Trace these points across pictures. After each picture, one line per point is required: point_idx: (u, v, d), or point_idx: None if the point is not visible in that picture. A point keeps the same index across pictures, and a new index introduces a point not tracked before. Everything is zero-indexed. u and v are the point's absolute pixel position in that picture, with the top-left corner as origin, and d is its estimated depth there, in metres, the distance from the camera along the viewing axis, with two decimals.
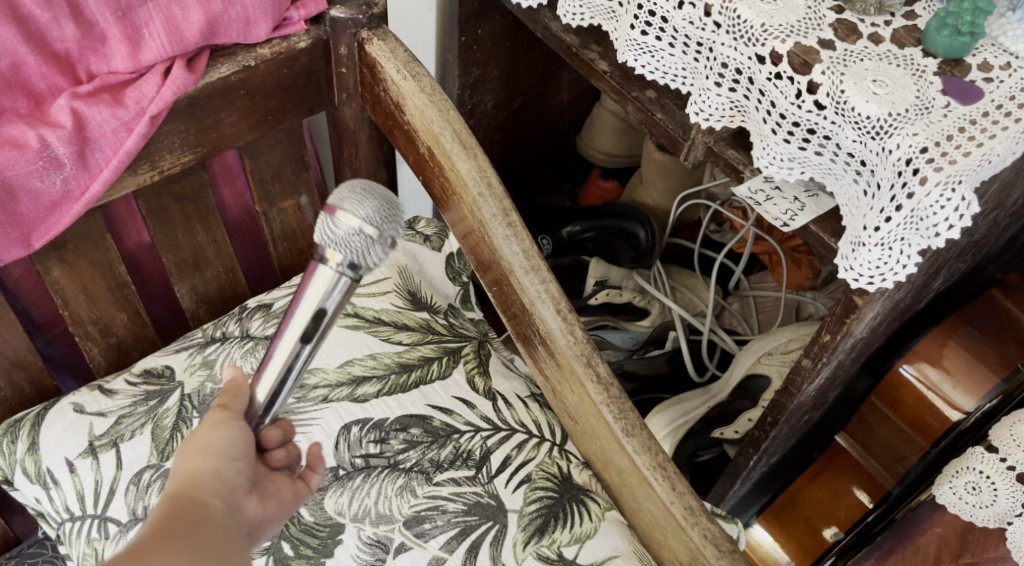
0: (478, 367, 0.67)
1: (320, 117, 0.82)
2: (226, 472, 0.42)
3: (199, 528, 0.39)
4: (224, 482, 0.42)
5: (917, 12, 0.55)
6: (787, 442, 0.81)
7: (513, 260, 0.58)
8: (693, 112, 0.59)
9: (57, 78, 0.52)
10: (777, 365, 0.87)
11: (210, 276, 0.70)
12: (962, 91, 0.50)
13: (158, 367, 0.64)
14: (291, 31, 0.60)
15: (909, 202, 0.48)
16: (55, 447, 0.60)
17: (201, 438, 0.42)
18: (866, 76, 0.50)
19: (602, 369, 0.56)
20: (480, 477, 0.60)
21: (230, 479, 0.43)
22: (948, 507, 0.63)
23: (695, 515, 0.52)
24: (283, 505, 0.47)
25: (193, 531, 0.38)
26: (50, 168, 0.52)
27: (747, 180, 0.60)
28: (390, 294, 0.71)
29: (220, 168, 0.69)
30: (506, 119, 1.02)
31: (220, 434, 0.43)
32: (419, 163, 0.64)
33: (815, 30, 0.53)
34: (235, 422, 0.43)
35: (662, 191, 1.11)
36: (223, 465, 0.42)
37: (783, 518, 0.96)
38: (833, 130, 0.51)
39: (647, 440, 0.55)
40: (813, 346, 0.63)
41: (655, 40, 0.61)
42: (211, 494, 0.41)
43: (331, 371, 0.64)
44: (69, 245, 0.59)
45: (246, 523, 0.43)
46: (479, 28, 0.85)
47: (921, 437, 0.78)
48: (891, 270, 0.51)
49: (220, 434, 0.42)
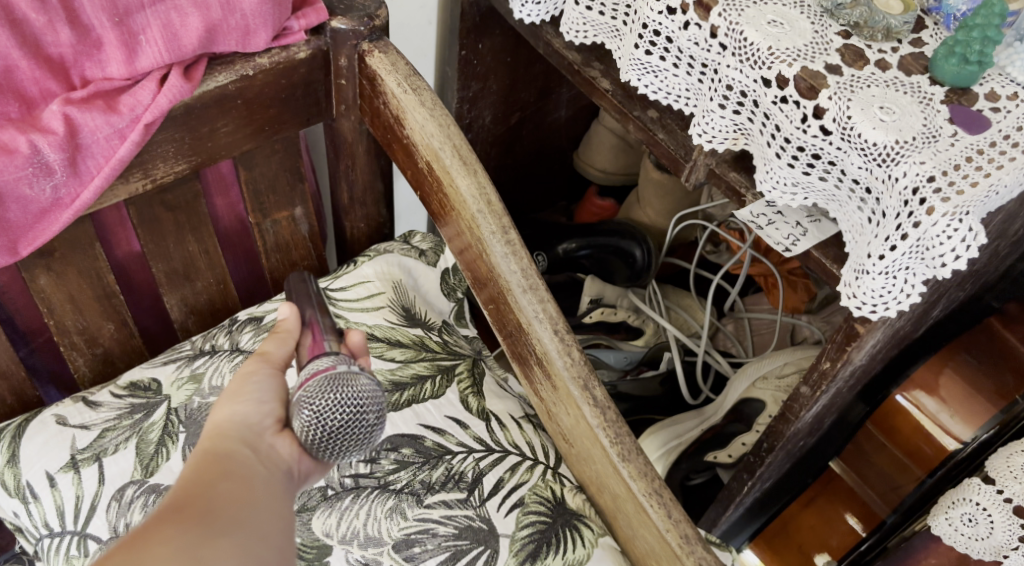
0: (471, 387, 0.66)
1: (317, 128, 0.81)
2: (254, 422, 0.43)
3: (235, 470, 0.39)
4: (251, 427, 0.42)
5: (924, 40, 0.55)
6: (781, 468, 0.80)
7: (511, 278, 0.57)
8: (696, 133, 0.59)
9: (50, 83, 0.51)
10: (773, 391, 0.88)
11: (200, 287, 0.69)
12: (969, 119, 0.49)
13: (144, 380, 0.63)
14: (292, 41, 0.58)
15: (915, 231, 0.47)
16: (35, 459, 0.58)
17: (227, 393, 0.44)
18: (873, 103, 0.50)
19: (599, 393, 0.55)
20: (471, 500, 0.58)
21: (256, 425, 0.43)
22: (944, 538, 0.63)
23: (691, 543, 0.51)
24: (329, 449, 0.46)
25: (223, 473, 0.38)
26: (40, 174, 0.51)
27: (749, 204, 0.60)
28: (384, 310, 0.70)
29: (214, 178, 0.67)
30: (504, 134, 1.01)
31: (245, 384, 0.44)
32: (418, 178, 0.63)
33: (822, 55, 0.52)
34: (258, 371, 0.45)
35: (659, 210, 1.10)
36: (249, 412, 0.43)
37: (775, 545, 0.95)
38: (839, 156, 0.51)
39: (643, 466, 0.54)
40: (813, 373, 0.62)
41: (659, 60, 0.60)
42: (240, 437, 0.41)
43: None
44: (57, 253, 0.58)
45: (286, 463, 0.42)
46: (479, 42, 0.84)
47: (919, 467, 0.76)
48: (895, 299, 0.50)
49: (248, 384, 0.44)
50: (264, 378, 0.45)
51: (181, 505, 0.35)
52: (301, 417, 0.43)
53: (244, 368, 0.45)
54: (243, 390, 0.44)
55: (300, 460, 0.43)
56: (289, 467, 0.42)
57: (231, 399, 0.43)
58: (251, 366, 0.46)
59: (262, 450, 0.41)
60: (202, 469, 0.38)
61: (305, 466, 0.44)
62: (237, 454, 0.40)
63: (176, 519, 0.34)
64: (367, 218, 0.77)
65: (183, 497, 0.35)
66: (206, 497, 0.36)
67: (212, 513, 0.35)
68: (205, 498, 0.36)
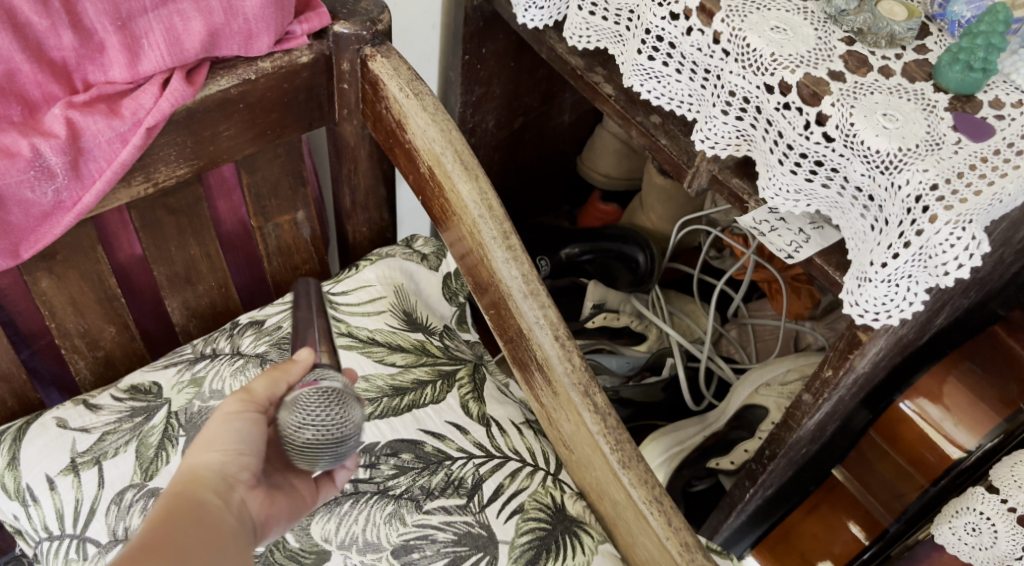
0: (472, 392, 0.66)
1: (319, 132, 0.81)
2: (233, 472, 0.44)
3: (209, 517, 0.41)
4: (227, 479, 0.44)
5: (928, 47, 0.55)
6: (783, 475, 0.79)
7: (511, 284, 0.57)
8: (699, 139, 0.59)
9: (52, 86, 0.51)
10: (776, 398, 0.87)
11: (202, 290, 0.69)
12: (973, 127, 0.49)
13: (145, 384, 0.63)
14: (294, 45, 0.58)
15: (918, 239, 0.46)
16: (36, 462, 0.58)
17: (208, 435, 0.44)
18: (876, 110, 0.49)
19: (600, 399, 0.55)
20: (471, 506, 0.58)
21: (232, 477, 0.44)
22: (947, 547, 0.63)
23: (691, 551, 0.51)
24: (290, 510, 0.48)
25: (198, 521, 0.40)
26: (42, 178, 0.51)
27: (752, 210, 0.60)
28: (385, 314, 0.70)
29: (216, 181, 0.68)
30: (508, 139, 1.01)
31: (228, 432, 0.45)
32: (420, 183, 0.63)
33: (826, 61, 0.52)
34: (244, 416, 0.45)
35: (662, 215, 1.10)
36: (227, 463, 0.44)
37: (777, 553, 0.94)
38: (842, 163, 0.51)
39: (644, 473, 0.53)
40: (815, 381, 0.62)
41: (662, 66, 0.60)
42: (218, 487, 0.43)
43: None
44: (59, 256, 0.58)
45: (251, 520, 0.44)
46: (482, 47, 0.84)
47: (922, 475, 0.76)
48: (898, 306, 0.50)
49: (229, 431, 0.44)
50: (250, 424, 0.45)
51: (159, 543, 0.37)
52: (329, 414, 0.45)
53: (233, 411, 0.46)
54: (222, 437, 0.44)
55: (262, 521, 0.45)
56: (253, 525, 0.44)
57: (214, 442, 0.44)
58: (238, 407, 0.46)
59: (234, 503, 0.43)
60: (173, 516, 0.39)
61: (265, 525, 0.46)
62: (205, 502, 0.41)
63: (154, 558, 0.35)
64: (370, 222, 0.77)
65: (160, 537, 0.37)
66: (182, 543, 0.37)
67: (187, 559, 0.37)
68: (173, 547, 0.37)
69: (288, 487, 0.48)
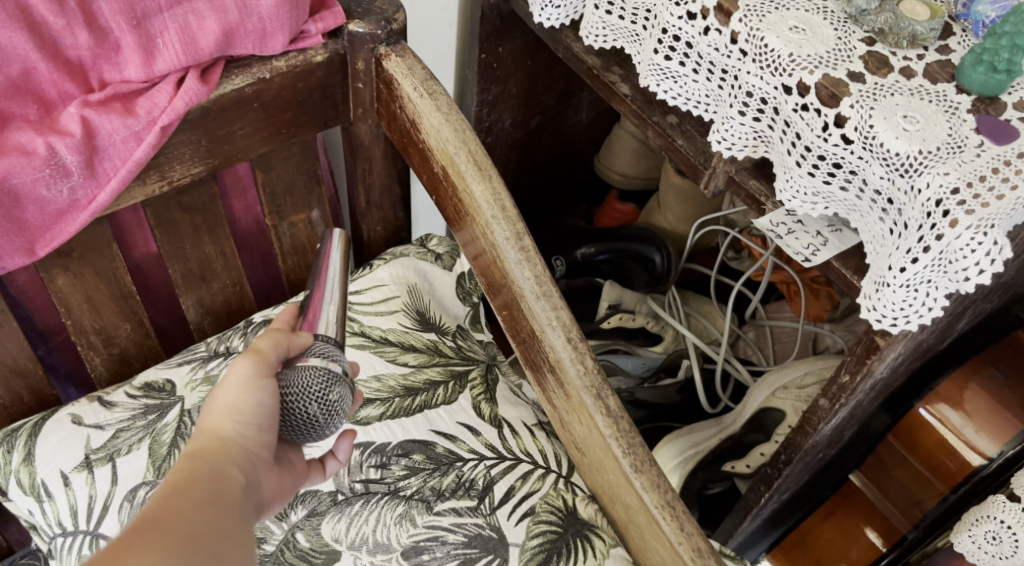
0: (484, 393, 0.65)
1: (334, 131, 0.81)
2: (248, 446, 0.43)
3: (222, 491, 0.40)
4: (246, 452, 0.43)
5: (951, 47, 0.53)
6: (799, 479, 0.78)
7: (524, 285, 0.57)
8: (715, 140, 0.58)
9: (68, 85, 0.52)
10: (793, 401, 0.86)
11: (217, 288, 0.69)
12: (997, 129, 0.48)
13: (159, 381, 0.63)
14: (309, 44, 0.58)
15: (938, 243, 0.45)
16: (51, 459, 0.59)
17: (228, 403, 0.42)
18: (896, 111, 0.49)
19: (612, 402, 0.55)
20: (482, 508, 0.58)
21: (251, 450, 0.43)
22: (967, 555, 0.62)
23: (703, 557, 0.50)
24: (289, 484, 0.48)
25: (211, 494, 0.39)
26: (57, 176, 0.51)
27: (770, 212, 0.59)
28: (398, 314, 0.70)
29: (230, 179, 0.67)
30: (524, 137, 1.01)
31: (248, 403, 0.43)
32: (433, 183, 0.63)
33: (845, 62, 0.51)
34: (264, 383, 0.43)
35: (680, 215, 1.09)
36: (246, 435, 0.43)
37: (794, 558, 0.93)
38: (861, 165, 0.50)
39: (657, 478, 0.53)
40: (831, 385, 0.61)
41: (679, 65, 0.59)
42: (235, 458, 0.42)
43: None
44: (75, 254, 0.58)
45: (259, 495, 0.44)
46: (499, 46, 0.84)
47: (941, 482, 0.75)
48: (917, 312, 0.49)
49: (251, 401, 0.43)
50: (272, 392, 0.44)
51: (166, 522, 0.36)
52: (316, 407, 0.44)
53: (249, 376, 0.43)
54: (244, 408, 0.43)
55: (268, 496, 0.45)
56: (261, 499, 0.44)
57: (235, 412, 0.43)
58: (258, 374, 0.44)
59: (249, 474, 0.42)
60: (183, 489, 0.39)
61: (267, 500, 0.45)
62: (221, 475, 0.41)
63: (158, 538, 0.35)
64: (384, 221, 0.77)
65: (167, 513, 0.37)
66: (192, 520, 0.37)
67: (197, 540, 0.36)
68: (184, 526, 0.36)
69: (287, 462, 0.48)
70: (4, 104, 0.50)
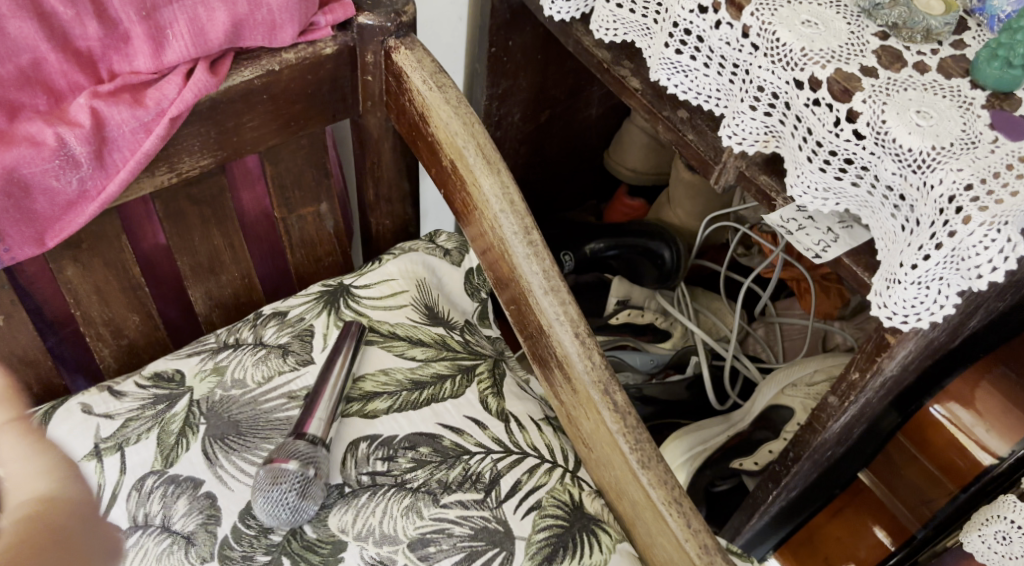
0: (491, 387, 0.65)
1: (344, 124, 0.81)
2: (77, 498, 0.56)
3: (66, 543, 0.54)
4: (80, 504, 0.56)
5: (966, 42, 0.53)
6: (807, 477, 0.78)
7: (532, 280, 0.56)
8: (726, 135, 0.57)
9: (78, 76, 0.52)
10: (802, 398, 0.86)
11: (225, 280, 0.70)
12: (1012, 125, 0.47)
13: (168, 371, 0.64)
14: (318, 36, 0.58)
15: (950, 240, 0.45)
16: (60, 447, 0.59)
17: (29, 473, 0.57)
18: (909, 107, 0.48)
19: (619, 398, 0.54)
20: (488, 502, 0.58)
21: (84, 502, 0.56)
22: (976, 555, 0.62)
23: (710, 554, 0.50)
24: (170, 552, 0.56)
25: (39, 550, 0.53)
26: (67, 167, 0.51)
27: (781, 208, 0.58)
28: (406, 308, 0.70)
29: (240, 172, 0.68)
30: (533, 132, 1.01)
31: (30, 468, 0.57)
32: (442, 176, 0.63)
33: (858, 57, 0.51)
34: (56, 452, 0.58)
35: (690, 211, 1.09)
36: (67, 489, 0.56)
37: (801, 554, 0.94)
38: (872, 161, 0.49)
39: (664, 474, 0.53)
40: (841, 383, 0.60)
41: (689, 59, 0.59)
42: (69, 511, 0.55)
43: (324, 405, 0.59)
44: (84, 245, 0.59)
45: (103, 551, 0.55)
46: (509, 39, 0.84)
47: (950, 481, 0.74)
48: (927, 309, 0.48)
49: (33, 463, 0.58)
50: (70, 465, 0.58)
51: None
52: None
53: (37, 445, 0.59)
54: (26, 470, 0.57)
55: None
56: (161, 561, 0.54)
57: (38, 475, 0.57)
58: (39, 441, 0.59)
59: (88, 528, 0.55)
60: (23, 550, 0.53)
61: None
62: (61, 528, 0.54)
63: None
64: (393, 214, 0.77)
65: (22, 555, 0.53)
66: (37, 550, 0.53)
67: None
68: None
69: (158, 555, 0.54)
70: (14, 94, 0.50)
